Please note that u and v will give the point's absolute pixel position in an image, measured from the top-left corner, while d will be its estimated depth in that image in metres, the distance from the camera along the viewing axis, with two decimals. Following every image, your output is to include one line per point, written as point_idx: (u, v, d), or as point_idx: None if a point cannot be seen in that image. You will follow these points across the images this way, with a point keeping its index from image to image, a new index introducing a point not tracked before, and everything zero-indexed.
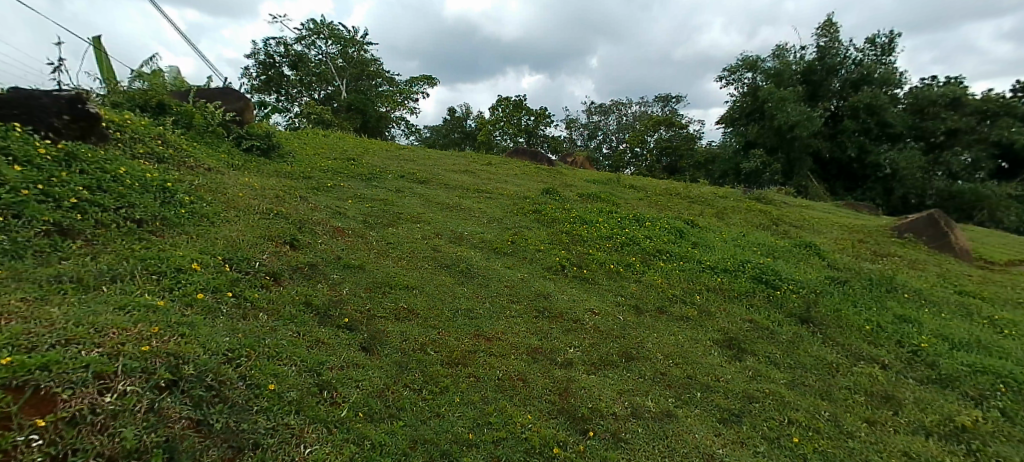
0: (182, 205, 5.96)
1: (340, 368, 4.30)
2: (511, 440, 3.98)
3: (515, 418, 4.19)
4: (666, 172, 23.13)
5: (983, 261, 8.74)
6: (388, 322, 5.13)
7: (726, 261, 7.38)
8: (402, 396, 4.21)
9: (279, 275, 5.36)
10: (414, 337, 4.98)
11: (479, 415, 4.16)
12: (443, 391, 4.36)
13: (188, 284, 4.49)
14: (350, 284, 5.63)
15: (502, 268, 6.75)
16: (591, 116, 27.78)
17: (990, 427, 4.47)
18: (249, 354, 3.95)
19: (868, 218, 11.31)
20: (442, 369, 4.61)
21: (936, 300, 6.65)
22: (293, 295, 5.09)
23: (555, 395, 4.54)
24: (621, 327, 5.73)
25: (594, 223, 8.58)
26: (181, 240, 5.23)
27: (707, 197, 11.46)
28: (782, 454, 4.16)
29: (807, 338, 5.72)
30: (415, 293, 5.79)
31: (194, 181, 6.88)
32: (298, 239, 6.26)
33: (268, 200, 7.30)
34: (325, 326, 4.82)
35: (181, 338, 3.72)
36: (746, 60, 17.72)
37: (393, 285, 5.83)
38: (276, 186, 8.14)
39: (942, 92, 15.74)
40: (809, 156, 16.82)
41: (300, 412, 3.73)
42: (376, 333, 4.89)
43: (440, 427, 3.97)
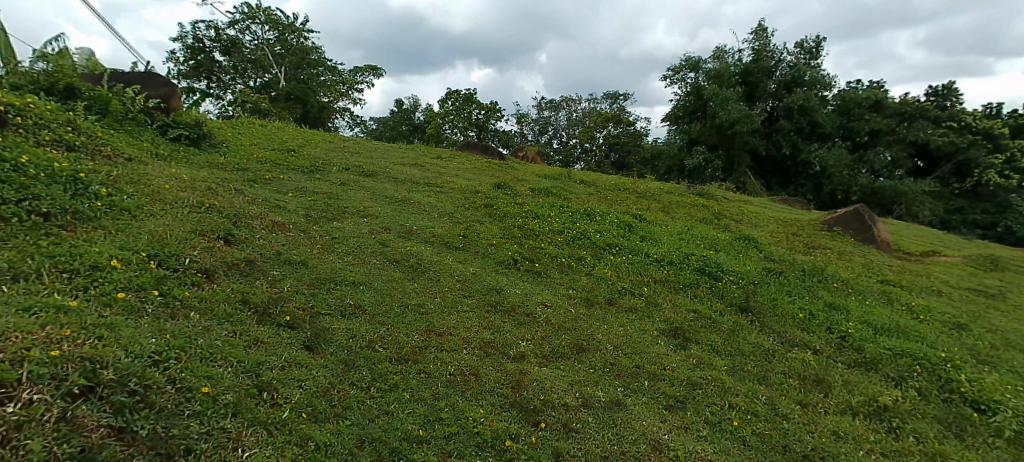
0: (97, 198, 5.54)
1: (281, 368, 4.15)
2: (463, 435, 3.99)
3: (467, 413, 4.19)
4: (614, 168, 23.63)
5: (901, 252, 9.49)
6: (332, 319, 5.00)
7: (671, 254, 7.65)
8: (349, 395, 4.12)
9: (213, 272, 5.09)
10: (362, 335, 4.87)
11: (429, 411, 4.14)
12: (391, 388, 4.30)
13: (106, 283, 4.20)
14: (291, 281, 5.44)
15: (453, 263, 6.71)
16: (540, 111, 27.98)
17: (907, 406, 4.89)
18: (179, 356, 3.73)
19: (800, 213, 12.01)
20: (391, 366, 4.54)
21: (861, 289, 7.15)
22: (228, 293, 4.85)
23: (507, 388, 4.57)
24: (573, 319, 5.84)
25: (546, 218, 8.66)
26: (97, 235, 4.87)
27: (654, 192, 11.81)
28: (722, 437, 4.38)
29: (747, 326, 6.02)
30: (362, 289, 5.65)
31: (112, 172, 6.40)
32: (233, 234, 5.97)
33: (198, 192, 6.91)
34: (264, 324, 4.63)
35: (99, 340, 3.48)
36: (689, 60, 18.35)
37: (339, 281, 5.67)
38: (208, 178, 7.71)
39: (866, 95, 16.85)
40: (747, 153, 17.66)
41: (236, 415, 3.56)
42: (320, 332, 4.75)
43: (389, 425, 3.92)
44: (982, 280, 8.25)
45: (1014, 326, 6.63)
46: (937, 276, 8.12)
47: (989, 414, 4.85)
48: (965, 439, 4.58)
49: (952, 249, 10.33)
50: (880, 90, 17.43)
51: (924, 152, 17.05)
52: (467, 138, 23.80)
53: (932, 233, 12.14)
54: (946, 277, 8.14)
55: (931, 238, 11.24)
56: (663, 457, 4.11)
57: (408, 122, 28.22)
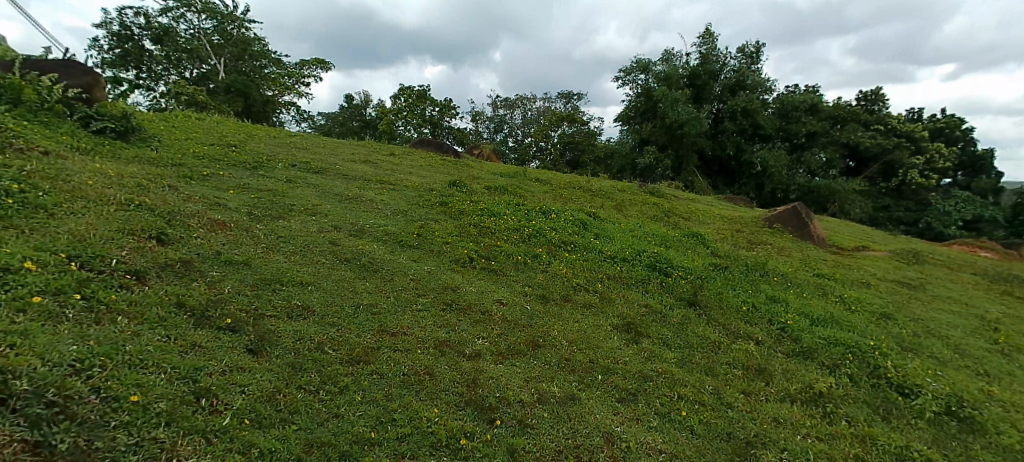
0: (8, 195, 5.12)
1: (220, 374, 4.00)
2: (416, 435, 3.96)
3: (420, 412, 4.17)
4: (569, 166, 23.89)
5: (834, 247, 10.13)
6: (278, 321, 4.84)
7: (624, 251, 7.85)
8: (296, 399, 4.02)
9: (144, 274, 4.83)
10: (310, 336, 4.75)
11: (382, 412, 4.09)
12: (342, 391, 4.21)
13: (20, 287, 3.90)
14: (233, 282, 5.23)
15: (407, 261, 6.63)
16: (495, 109, 27.99)
17: (840, 391, 5.24)
18: (104, 363, 3.54)
19: (742, 211, 12.58)
20: (342, 367, 4.45)
21: (799, 282, 7.58)
22: (161, 296, 4.60)
23: (462, 387, 4.57)
24: (529, 317, 5.89)
25: (501, 216, 8.69)
26: (9, 235, 4.50)
27: (606, 190, 12.08)
28: (672, 426, 4.54)
29: (694, 319, 6.28)
30: (311, 289, 5.50)
31: (26, 167, 5.93)
32: (167, 233, 5.68)
33: (126, 189, 6.51)
34: (201, 328, 4.43)
35: (11, 349, 3.28)
36: (639, 62, 18.79)
37: (285, 282, 5.49)
38: (138, 174, 7.28)
39: (803, 99, 17.81)
40: (695, 153, 18.36)
41: (171, 424, 3.42)
42: (265, 334, 4.60)
43: (339, 428, 3.85)
44: (905, 273, 8.92)
45: (933, 315, 7.22)
46: (866, 270, 8.72)
47: (912, 397, 5.26)
48: (892, 420, 4.94)
49: (878, 244, 11.12)
50: (815, 94, 18.47)
51: (855, 154, 18.42)
52: (420, 136, 23.46)
53: (861, 230, 12.98)
54: (874, 270, 8.75)
55: (859, 234, 12.04)
56: (616, 448, 4.22)
57: (358, 117, 27.59)
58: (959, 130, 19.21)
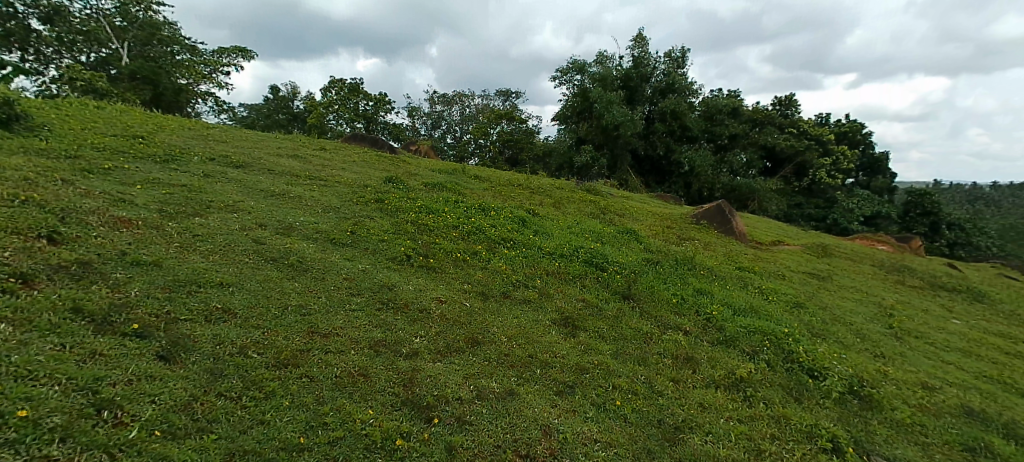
0: None
1: (126, 383, 3.74)
2: (350, 438, 3.86)
3: (354, 415, 4.06)
4: (507, 164, 23.81)
5: (754, 242, 10.84)
6: (194, 325, 4.54)
7: (562, 247, 8.02)
8: (216, 407, 3.81)
9: (31, 277, 4.41)
10: (231, 341, 4.49)
11: (312, 416, 3.95)
12: (267, 397, 4.04)
13: None
14: (141, 285, 4.85)
15: (340, 259, 6.42)
16: (433, 105, 27.59)
17: (759, 376, 5.64)
18: None
19: (672, 208, 13.18)
20: (267, 372, 4.25)
21: (723, 275, 8.06)
22: (52, 301, 4.22)
23: (399, 386, 4.50)
24: (468, 314, 5.88)
25: (440, 213, 8.60)
26: None
27: (545, 188, 12.27)
28: (606, 416, 4.70)
29: (628, 312, 6.53)
30: (232, 290, 5.19)
31: None
32: (59, 231, 5.18)
33: (11, 184, 5.86)
34: (102, 335, 4.09)
35: None
36: (575, 63, 19.15)
37: (203, 283, 5.16)
38: (25, 167, 6.57)
39: (726, 103, 18.87)
40: (628, 152, 18.97)
41: (66, 439, 3.22)
42: (178, 339, 4.30)
43: (265, 436, 3.70)
44: (814, 265, 9.71)
45: (841, 304, 7.93)
46: (782, 263, 9.42)
47: (821, 379, 5.75)
48: (803, 401, 5.38)
49: (791, 238, 12.03)
50: (737, 99, 19.60)
51: (773, 155, 19.72)
52: (353, 130, 22.65)
53: (777, 225, 13.96)
54: (788, 263, 9.47)
55: (775, 229, 12.95)
56: (554, 440, 4.30)
57: (285, 110, 26.19)
58: (859, 134, 21.04)
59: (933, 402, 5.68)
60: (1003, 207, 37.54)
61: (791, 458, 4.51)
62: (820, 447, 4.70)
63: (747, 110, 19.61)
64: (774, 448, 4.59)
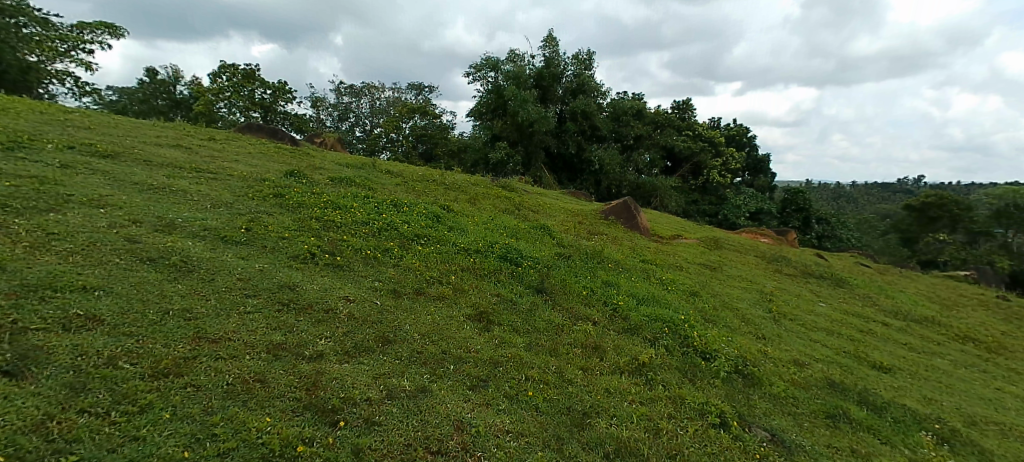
0: None
1: None
2: (244, 448, 3.62)
3: (249, 424, 3.81)
4: (422, 160, 23.24)
5: (658, 237, 11.55)
6: (47, 336, 4.03)
7: (476, 243, 8.04)
8: (77, 425, 3.43)
9: None
10: (96, 351, 4.02)
11: (199, 428, 3.67)
12: (142, 410, 3.68)
13: None
14: None
15: (232, 259, 5.95)
16: (340, 97, 26.33)
17: (658, 361, 6.04)
18: None
19: (583, 204, 13.65)
20: (142, 383, 3.87)
21: (630, 268, 8.50)
22: None
23: (301, 391, 4.28)
24: (377, 313, 5.71)
25: (349, 209, 8.27)
26: None
27: (460, 184, 12.19)
28: (518, 407, 4.79)
29: (541, 305, 6.72)
30: (99, 295, 4.66)
31: None
32: None
33: None
34: None
35: None
36: (489, 59, 19.13)
37: (61, 287, 4.59)
38: None
39: (632, 105, 19.84)
40: (542, 150, 19.35)
41: None
42: (27, 352, 3.82)
43: (140, 452, 3.39)
44: (708, 257, 10.55)
45: (731, 292, 8.70)
46: (683, 256, 10.13)
47: (711, 360, 6.27)
48: (696, 381, 5.85)
49: (689, 233, 12.96)
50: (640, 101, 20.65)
51: (674, 155, 21.02)
52: (248, 120, 21.10)
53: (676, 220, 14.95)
54: (687, 256, 10.20)
55: (675, 224, 13.86)
56: (466, 435, 4.31)
57: (165, 95, 23.74)
58: (745, 137, 23.06)
59: (804, 377, 6.42)
60: (858, 204, 42.95)
61: (685, 434, 4.88)
62: (710, 422, 5.14)
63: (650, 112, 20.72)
64: (670, 426, 4.94)
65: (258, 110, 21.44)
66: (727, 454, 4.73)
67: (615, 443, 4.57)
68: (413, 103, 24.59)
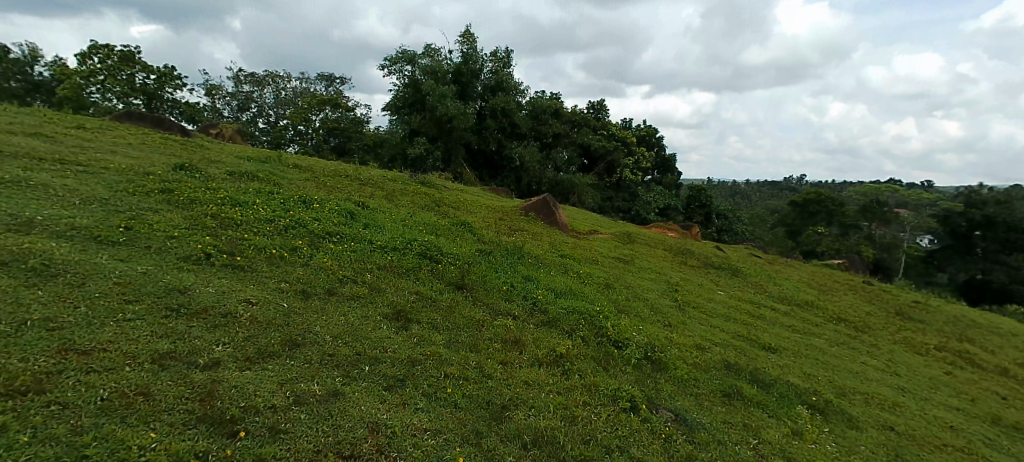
0: None
1: None
2: None
3: (128, 441, 3.58)
4: (333, 153, 22.19)
5: (574, 232, 11.97)
6: None
7: (395, 240, 7.93)
8: None
9: None
10: None
11: (67, 449, 3.42)
12: None
13: None
14: None
15: (109, 261, 5.46)
16: (239, 85, 24.65)
17: (575, 351, 6.31)
18: None
19: (504, 201, 13.81)
20: None
21: (549, 263, 8.77)
22: None
23: (194, 402, 4.05)
24: (284, 315, 5.48)
25: (250, 205, 7.86)
26: None
27: (376, 180, 11.90)
28: (437, 404, 4.82)
29: (461, 301, 6.78)
30: None
31: None
32: None
33: None
34: None
35: None
36: (405, 53, 18.73)
37: None
38: None
39: (550, 104, 20.32)
40: (462, 146, 19.29)
41: None
42: None
43: None
44: (621, 251, 11.10)
45: (642, 283, 9.23)
46: (598, 250, 10.58)
47: (623, 348, 6.65)
48: (610, 369, 6.18)
49: (603, 228, 13.55)
50: (557, 100, 21.20)
51: (589, 153, 21.78)
52: (128, 107, 19.19)
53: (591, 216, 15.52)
54: (602, 250, 10.66)
55: (590, 220, 14.40)
56: (382, 436, 4.27)
57: (19, 76, 20.95)
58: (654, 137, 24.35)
59: (704, 360, 6.98)
60: (750, 201, 46.73)
61: (598, 420, 5.15)
62: (621, 407, 5.46)
63: (567, 111, 21.32)
64: (584, 413, 5.20)
65: (139, 96, 19.57)
66: (637, 436, 5.05)
67: (534, 433, 4.74)
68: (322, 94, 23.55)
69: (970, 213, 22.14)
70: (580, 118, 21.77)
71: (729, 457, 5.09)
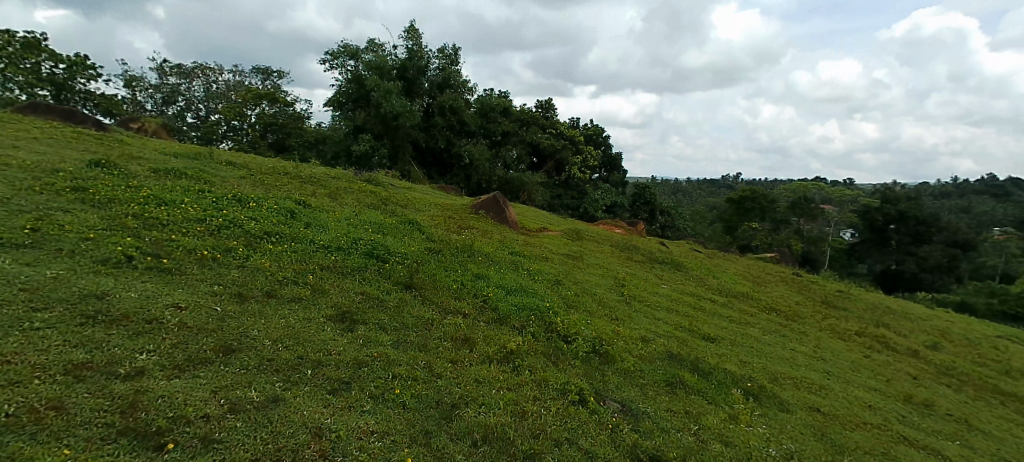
0: None
1: None
2: None
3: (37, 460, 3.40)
4: (271, 149, 21.35)
5: (524, 230, 12.07)
6: None
7: (338, 240, 7.75)
8: None
9: None
10: None
11: None
12: None
13: None
14: None
15: (13, 266, 5.07)
16: (163, 77, 23.26)
17: (525, 347, 6.40)
18: None
19: (454, 199, 13.74)
20: None
21: (499, 260, 8.81)
22: None
23: (114, 414, 3.85)
24: (217, 320, 5.25)
25: (178, 204, 7.48)
26: None
27: (318, 177, 11.57)
28: (384, 406, 4.77)
29: (410, 301, 6.72)
30: None
31: None
32: None
33: None
34: None
35: None
36: (347, 47, 18.27)
37: None
38: None
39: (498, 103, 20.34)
40: (409, 143, 19.03)
41: None
42: None
43: None
44: (570, 247, 11.30)
45: (590, 279, 9.45)
46: (547, 247, 10.72)
47: (572, 342, 6.80)
48: (559, 363, 6.31)
49: (553, 225, 13.73)
50: (505, 99, 21.24)
51: (537, 152, 21.99)
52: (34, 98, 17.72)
53: (540, 213, 15.70)
54: (551, 247, 10.82)
55: (539, 217, 14.57)
56: (325, 441, 4.18)
57: None
58: (601, 136, 24.85)
59: (649, 351, 7.24)
60: (690, 198, 48.57)
61: (547, 414, 5.25)
62: (570, 400, 5.60)
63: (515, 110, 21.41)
64: (534, 408, 5.28)
65: (47, 87, 18.12)
66: (585, 428, 5.18)
67: (484, 430, 4.78)
68: (256, 88, 22.60)
69: (886, 208, 23.95)
70: (529, 117, 21.93)
71: (671, 443, 5.30)
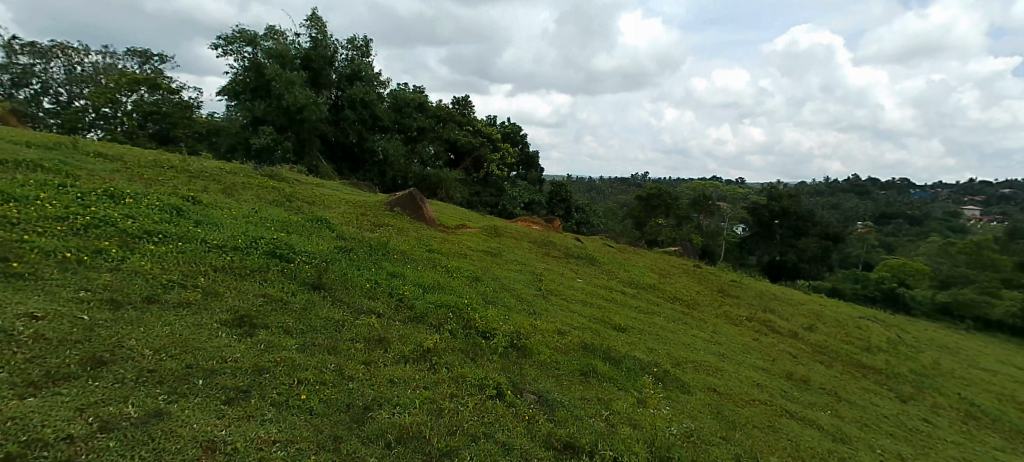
0: None
1: None
2: None
3: None
4: (154, 141, 19.43)
5: (441, 227, 11.92)
6: None
7: (235, 239, 7.20)
8: None
9: None
10: None
11: None
12: None
13: None
14: None
15: None
16: (13, 56, 20.36)
17: (443, 345, 6.33)
18: None
19: (368, 196, 13.30)
20: None
21: (414, 258, 8.63)
22: None
23: None
24: (84, 329, 4.68)
25: (33, 201, 6.58)
26: None
27: (212, 172, 10.71)
28: (289, 413, 4.50)
29: (318, 302, 6.39)
30: None
31: None
32: None
33: None
34: None
35: None
36: (243, 33, 17.05)
37: None
38: None
39: (412, 97, 19.88)
40: (316, 137, 18.16)
41: None
42: None
43: None
44: (488, 244, 11.32)
45: (507, 274, 9.53)
46: (465, 244, 10.66)
47: (490, 338, 6.82)
48: (477, 359, 6.29)
49: (472, 222, 13.70)
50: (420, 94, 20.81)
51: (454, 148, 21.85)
52: None
53: (458, 211, 15.53)
54: (470, 244, 10.78)
55: (455, 214, 14.47)
56: (218, 455, 3.87)
57: None
58: (518, 134, 25.11)
59: (564, 342, 7.44)
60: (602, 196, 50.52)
61: (464, 410, 5.22)
62: (487, 395, 5.60)
63: (432, 105, 21.00)
64: (451, 405, 5.23)
65: None
66: (502, 422, 5.21)
67: (399, 430, 4.65)
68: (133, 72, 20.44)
69: (772, 205, 26.34)
70: (445, 113, 21.65)
71: (584, 429, 5.47)
